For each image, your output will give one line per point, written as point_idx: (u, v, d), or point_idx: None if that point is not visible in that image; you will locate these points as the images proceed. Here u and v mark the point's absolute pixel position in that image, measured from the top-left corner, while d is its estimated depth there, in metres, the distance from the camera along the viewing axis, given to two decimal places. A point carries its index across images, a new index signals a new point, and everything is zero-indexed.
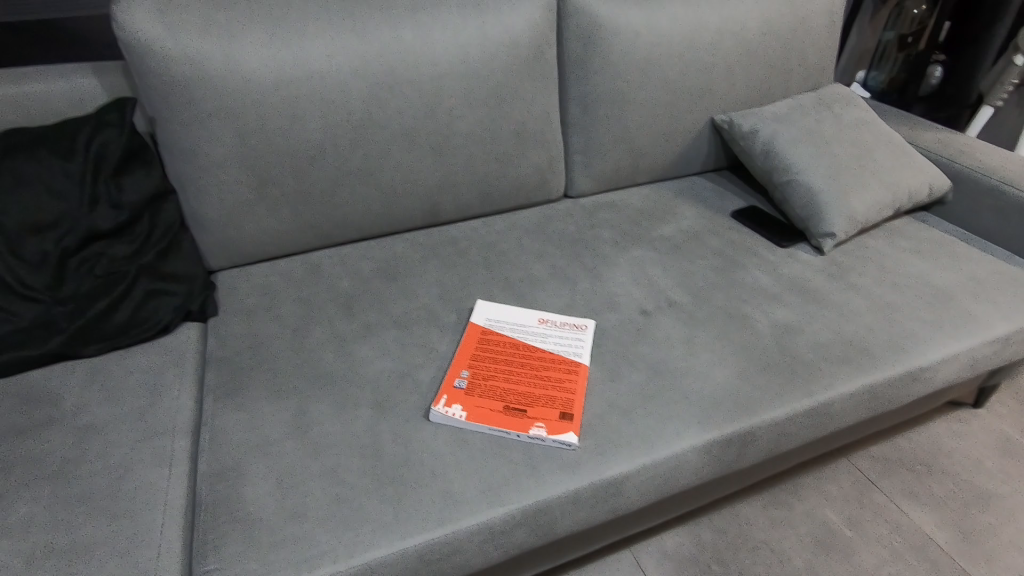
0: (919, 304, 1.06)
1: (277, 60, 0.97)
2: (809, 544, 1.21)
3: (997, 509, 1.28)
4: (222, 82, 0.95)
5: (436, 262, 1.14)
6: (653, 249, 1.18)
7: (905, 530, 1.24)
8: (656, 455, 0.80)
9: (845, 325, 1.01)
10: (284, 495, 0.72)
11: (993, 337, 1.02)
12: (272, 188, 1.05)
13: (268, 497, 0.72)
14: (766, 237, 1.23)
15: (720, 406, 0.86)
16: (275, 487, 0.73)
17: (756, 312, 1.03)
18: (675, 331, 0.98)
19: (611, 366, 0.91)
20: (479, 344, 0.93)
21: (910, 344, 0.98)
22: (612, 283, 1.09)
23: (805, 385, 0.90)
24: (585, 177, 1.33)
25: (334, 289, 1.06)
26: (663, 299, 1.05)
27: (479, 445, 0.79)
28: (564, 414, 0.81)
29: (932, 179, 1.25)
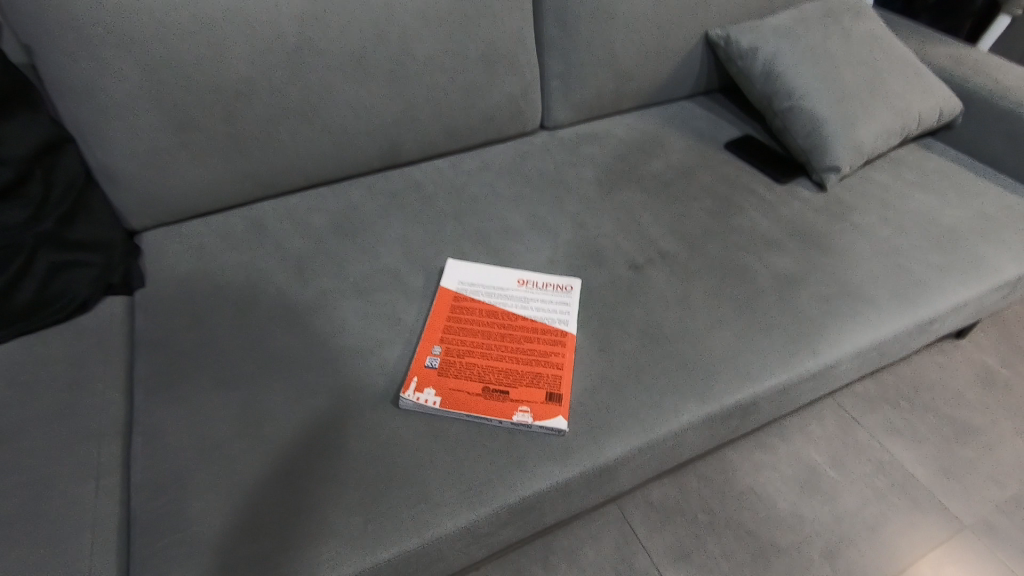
0: (927, 247, 0.98)
1: None
2: (794, 487, 1.21)
3: (976, 443, 1.29)
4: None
5: (398, 213, 1.00)
6: (642, 190, 1.06)
7: (887, 468, 1.25)
8: (652, 434, 0.73)
9: (851, 273, 0.92)
10: (236, 508, 0.63)
11: (1003, 281, 0.95)
12: (195, 134, 0.88)
13: (218, 511, 0.63)
14: (764, 172, 1.12)
15: (720, 374, 0.79)
16: (225, 498, 0.64)
17: (756, 262, 0.93)
18: (670, 287, 0.88)
19: (600, 333, 0.81)
20: (450, 313, 0.83)
21: (919, 292, 0.91)
22: (597, 232, 0.97)
23: (811, 346, 0.83)
24: (564, 106, 1.17)
25: (282, 250, 0.92)
26: (655, 249, 0.94)
27: (456, 436, 0.70)
28: (550, 396, 0.72)
29: (945, 103, 1.14)
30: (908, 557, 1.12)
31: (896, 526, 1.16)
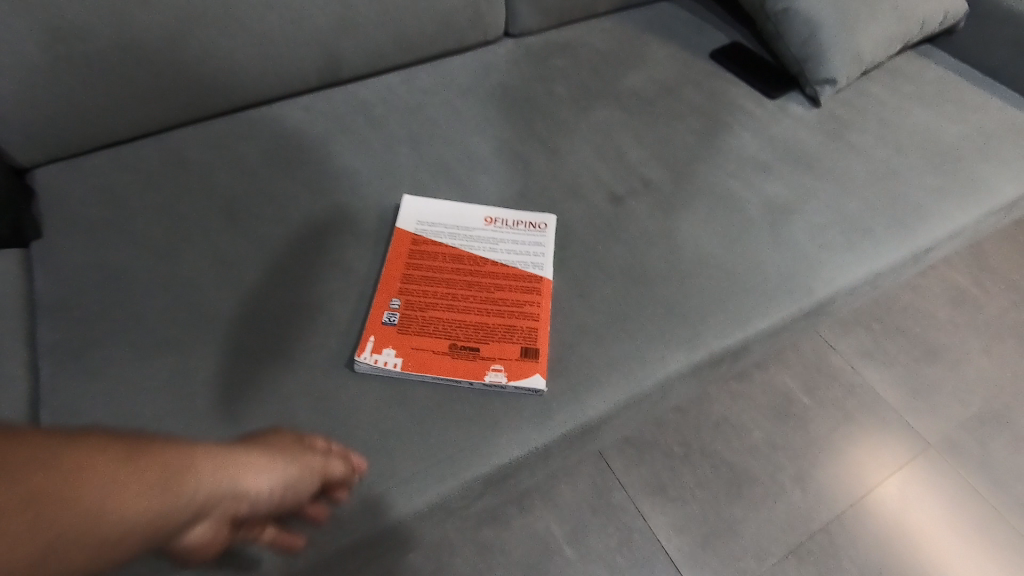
0: (925, 169, 0.91)
1: None
2: (768, 415, 1.21)
3: (944, 363, 1.30)
4: None
5: (343, 140, 0.87)
6: (619, 110, 0.95)
7: (858, 391, 1.25)
8: (636, 387, 0.67)
9: (846, 199, 0.85)
10: None
11: (1001, 204, 0.89)
12: (80, 44, 0.72)
13: None
14: (753, 86, 1.01)
15: (709, 317, 0.72)
16: None
17: (745, 190, 0.85)
18: (652, 222, 0.80)
19: (579, 278, 0.74)
20: (409, 260, 0.73)
21: (916, 219, 0.85)
22: (571, 160, 0.88)
23: (805, 282, 0.77)
24: (531, 9, 1.02)
25: (208, 188, 0.79)
26: (637, 179, 0.86)
27: (422, 402, 0.62)
28: (526, 352, 0.66)
29: (951, 4, 1.03)
30: (875, 477, 1.14)
31: (864, 448, 1.18)
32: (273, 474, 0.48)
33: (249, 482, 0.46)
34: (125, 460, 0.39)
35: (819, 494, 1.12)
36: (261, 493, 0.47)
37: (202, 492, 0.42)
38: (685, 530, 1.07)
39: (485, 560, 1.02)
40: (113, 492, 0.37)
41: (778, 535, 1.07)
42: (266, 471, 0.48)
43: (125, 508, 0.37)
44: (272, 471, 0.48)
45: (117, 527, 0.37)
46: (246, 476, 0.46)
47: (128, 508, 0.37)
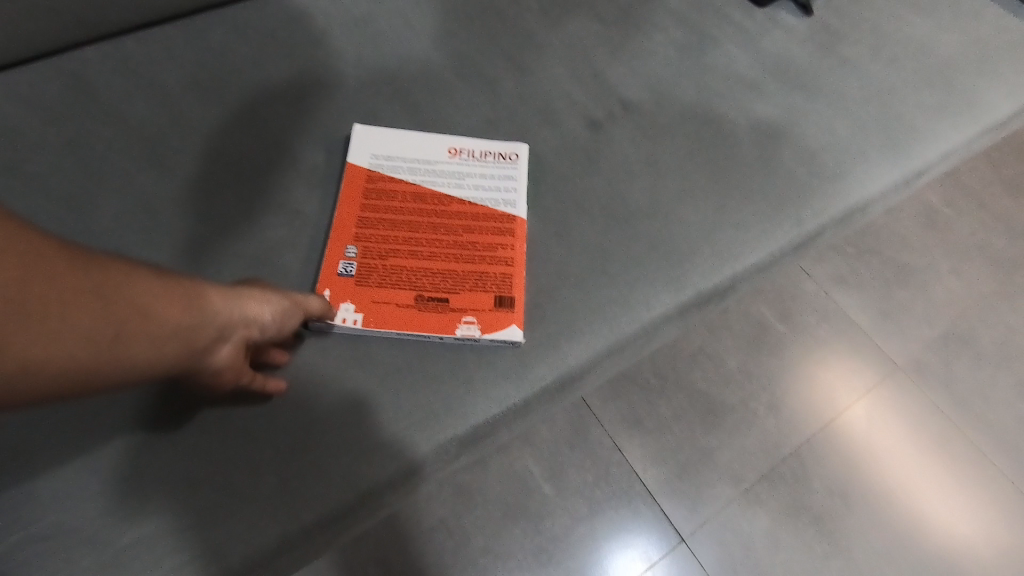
0: (919, 84, 0.85)
1: None
2: (742, 344, 1.20)
3: (915, 286, 1.30)
4: None
5: (281, 62, 0.77)
6: (595, 20, 0.85)
7: (832, 317, 1.25)
8: (621, 334, 0.63)
9: (838, 120, 0.80)
10: (126, 464, 0.54)
11: (997, 122, 0.84)
12: None
13: (99, 470, 0.53)
14: None
15: (695, 254, 0.68)
16: (108, 456, 0.54)
17: (732, 111, 0.78)
18: (633, 150, 0.74)
19: (555, 215, 0.69)
20: (366, 202, 0.68)
21: (909, 141, 0.79)
22: (544, 80, 0.79)
23: (796, 213, 0.72)
24: None
25: (126, 127, 0.71)
26: (615, 101, 0.78)
27: (388, 360, 0.60)
28: (499, 302, 0.63)
29: None
30: (844, 401, 1.16)
31: (835, 373, 1.19)
32: (268, 302, 0.52)
33: (252, 309, 0.50)
34: (149, 276, 0.43)
35: (791, 420, 1.13)
36: (263, 320, 0.51)
37: (218, 313, 0.46)
38: (661, 462, 1.07)
39: (463, 502, 1.01)
40: (148, 298, 0.41)
41: (751, 461, 1.09)
42: (263, 302, 0.52)
43: (161, 311, 0.41)
44: (267, 300, 0.52)
45: (159, 327, 0.41)
46: (249, 304, 0.50)
47: (165, 312, 0.42)
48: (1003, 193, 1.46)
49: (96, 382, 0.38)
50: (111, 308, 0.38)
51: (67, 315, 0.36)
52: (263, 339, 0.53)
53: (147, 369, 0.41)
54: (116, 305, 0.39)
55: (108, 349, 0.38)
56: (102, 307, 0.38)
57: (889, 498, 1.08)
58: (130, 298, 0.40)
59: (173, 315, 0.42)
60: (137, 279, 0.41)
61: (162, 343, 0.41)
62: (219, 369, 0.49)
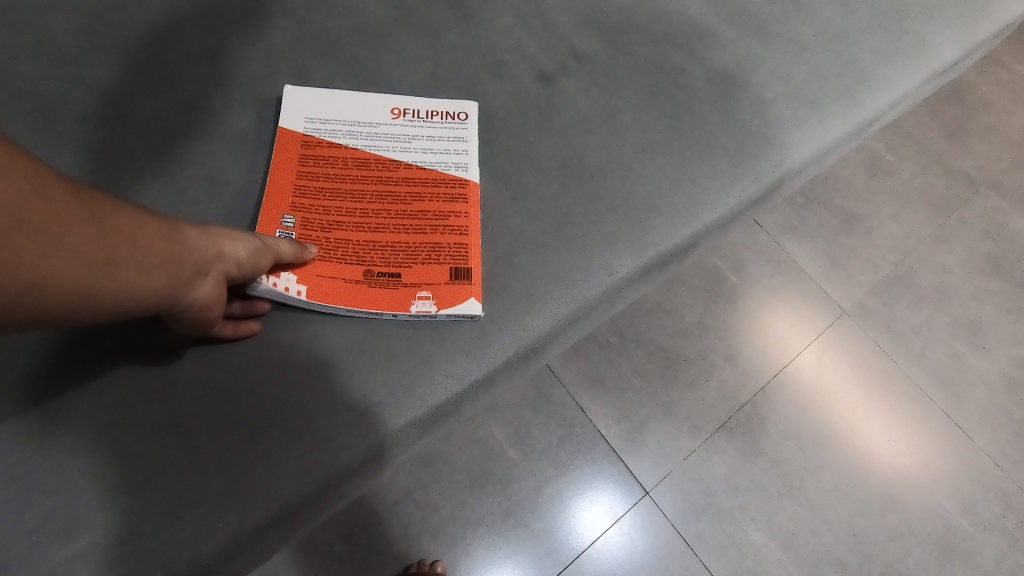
0: (870, 28, 0.83)
1: None
2: (699, 297, 1.21)
3: (859, 231, 1.34)
4: None
5: (193, 13, 0.68)
6: None
7: (783, 266, 1.27)
8: (583, 299, 0.61)
9: (793, 66, 0.78)
10: (55, 472, 0.49)
11: (943, 65, 0.84)
12: None
13: (24, 481, 0.49)
14: None
15: (656, 213, 0.66)
16: (33, 466, 0.49)
17: (686, 58, 0.75)
18: (588, 103, 0.70)
19: (509, 177, 0.65)
20: (302, 172, 0.62)
21: (862, 87, 0.79)
22: (489, 28, 0.73)
23: (754, 166, 0.70)
24: None
25: (17, 93, 0.62)
26: (567, 52, 0.73)
27: (340, 341, 0.56)
28: (455, 275, 0.60)
29: None
30: (797, 348, 1.20)
31: (787, 320, 1.22)
32: (243, 239, 0.51)
33: (226, 245, 0.49)
34: (125, 208, 0.42)
35: (747, 368, 1.16)
36: (240, 257, 0.50)
37: (195, 248, 0.46)
38: (624, 419, 1.09)
39: (428, 473, 1.00)
40: (132, 226, 0.41)
41: (710, 411, 1.11)
42: (239, 238, 0.50)
43: (143, 241, 0.41)
44: (242, 236, 0.51)
45: (143, 256, 0.41)
46: (223, 240, 0.49)
47: (145, 244, 0.41)
48: (939, 137, 1.50)
49: (94, 307, 0.39)
50: (98, 232, 0.39)
51: (66, 234, 0.36)
52: (240, 279, 0.52)
53: (138, 296, 0.41)
54: (105, 230, 0.39)
55: (102, 273, 0.38)
56: (95, 230, 0.38)
57: (839, 438, 1.13)
58: (115, 224, 0.40)
59: (156, 244, 0.42)
60: (117, 209, 0.41)
61: (150, 271, 0.42)
62: (200, 308, 0.48)
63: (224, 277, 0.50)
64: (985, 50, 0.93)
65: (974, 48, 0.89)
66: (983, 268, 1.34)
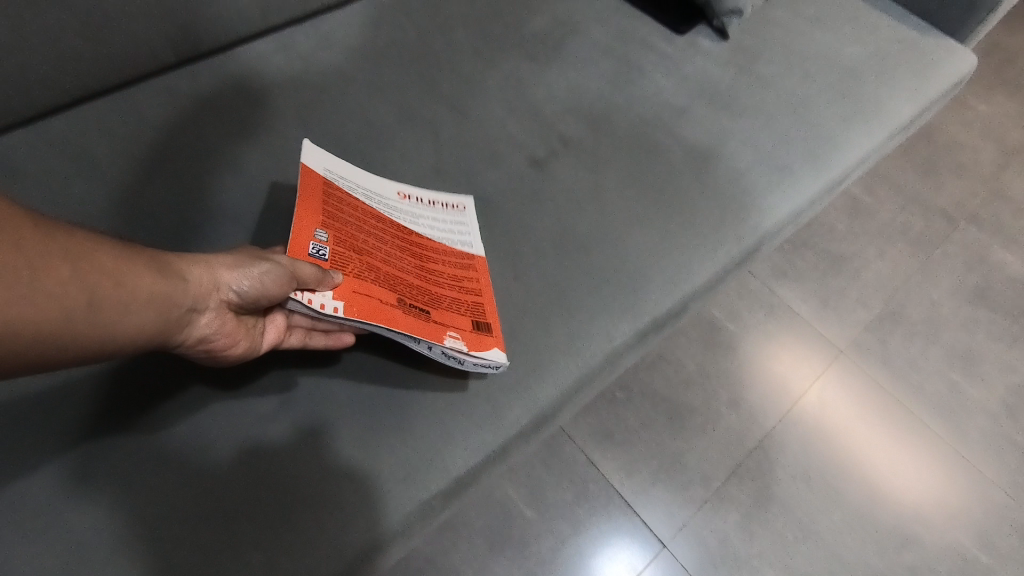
0: (830, 94, 0.92)
1: None
2: (699, 347, 1.25)
3: (847, 272, 1.39)
4: None
5: (219, 126, 0.76)
6: (527, 58, 0.88)
7: (777, 310, 1.32)
8: (586, 366, 0.66)
9: (762, 135, 0.85)
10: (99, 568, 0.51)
11: (901, 124, 0.92)
12: None
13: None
14: (660, 21, 0.97)
15: (647, 280, 0.71)
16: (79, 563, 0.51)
17: (664, 135, 0.83)
18: (578, 183, 0.77)
19: (512, 256, 0.71)
20: (329, 209, 0.65)
21: (828, 150, 0.86)
22: (484, 120, 0.81)
23: (734, 229, 0.77)
24: None
25: (61, 209, 0.68)
26: (556, 137, 0.81)
27: (366, 418, 0.60)
28: (476, 325, 0.64)
29: None
30: (799, 389, 1.23)
31: (786, 363, 1.26)
32: (246, 267, 0.54)
33: (221, 278, 0.53)
34: (114, 249, 0.46)
35: (752, 413, 1.19)
36: (238, 285, 0.53)
37: (183, 283, 0.50)
38: (636, 472, 1.11)
39: (448, 540, 1.01)
40: (117, 266, 0.45)
41: (720, 459, 1.14)
42: (240, 267, 0.54)
43: (128, 281, 0.45)
44: (243, 266, 0.54)
45: (126, 296, 0.45)
46: (216, 273, 0.53)
47: (131, 283, 0.45)
48: (914, 177, 1.58)
49: (77, 349, 0.43)
50: (83, 276, 0.43)
51: (45, 278, 0.40)
52: (247, 305, 0.55)
53: (122, 337, 0.45)
54: (88, 272, 0.43)
55: (89, 314, 0.43)
56: (78, 273, 0.42)
57: (849, 478, 1.15)
58: (100, 266, 0.44)
59: (141, 283, 0.46)
60: (105, 250, 0.45)
61: (132, 311, 0.45)
62: (199, 339, 0.52)
63: (224, 305, 0.54)
64: (938, 105, 1.01)
65: (928, 105, 0.97)
66: (970, 299, 1.39)
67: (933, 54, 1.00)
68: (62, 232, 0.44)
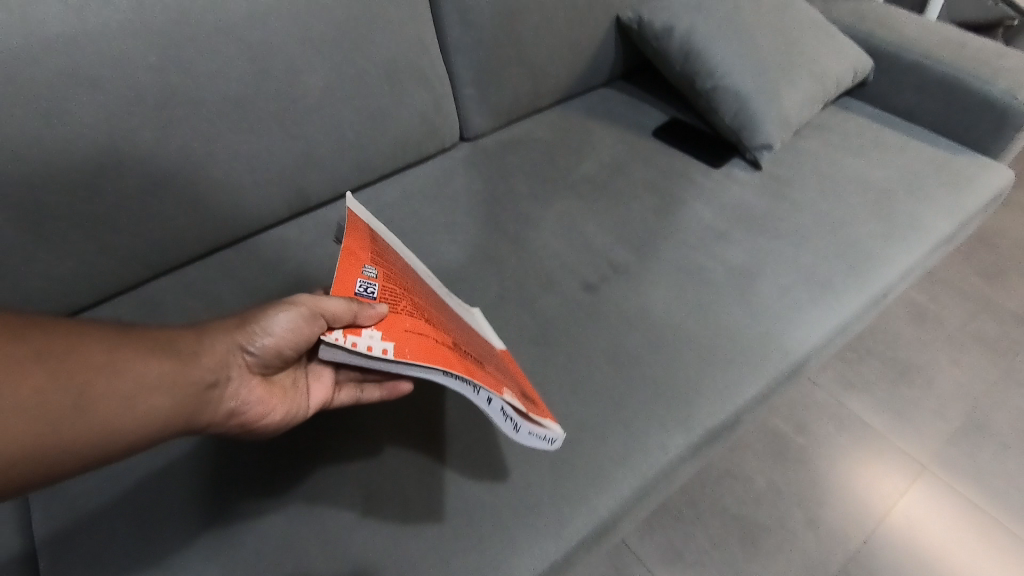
0: (866, 214, 0.98)
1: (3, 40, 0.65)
2: (767, 461, 1.23)
3: (921, 381, 1.35)
4: None
5: (320, 266, 0.91)
6: (579, 196, 1.01)
7: (847, 422, 1.29)
8: (642, 477, 0.70)
9: (801, 255, 0.91)
10: None
11: (939, 239, 0.97)
12: (54, 224, 0.76)
13: None
14: (697, 157, 1.09)
15: (698, 394, 0.76)
16: None
17: (707, 258, 0.91)
18: (629, 304, 0.85)
19: (569, 372, 0.77)
20: (380, 255, 0.69)
21: (868, 266, 0.91)
22: (542, 251, 0.93)
23: (780, 344, 0.81)
24: (481, 113, 1.10)
25: None
26: (606, 264, 0.90)
27: (439, 526, 0.65)
28: (525, 395, 0.61)
29: (858, 61, 1.14)
30: (882, 508, 1.16)
31: (865, 479, 1.20)
32: (257, 330, 0.60)
33: (233, 344, 0.59)
34: (113, 336, 0.52)
35: (832, 534, 1.13)
36: (251, 346, 0.60)
37: (191, 355, 0.55)
38: None
39: None
40: (108, 359, 0.50)
41: None
42: (247, 329, 0.60)
43: (128, 364, 0.51)
44: (253, 329, 0.60)
45: (128, 378, 0.50)
46: (222, 341, 0.59)
47: (132, 366, 0.51)
48: (980, 282, 1.56)
49: (80, 449, 0.47)
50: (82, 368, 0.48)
51: (26, 387, 0.45)
52: (268, 363, 0.61)
53: (124, 429, 0.49)
54: (78, 371, 0.48)
55: (92, 404, 0.48)
56: (62, 376, 0.47)
57: None
58: (87, 364, 0.49)
59: (138, 369, 0.51)
60: (93, 344, 0.50)
61: (131, 400, 0.50)
62: (230, 410, 0.59)
63: (241, 368, 0.60)
64: (977, 219, 1.06)
65: (966, 219, 1.01)
66: None
67: (965, 171, 1.06)
68: (51, 332, 0.48)
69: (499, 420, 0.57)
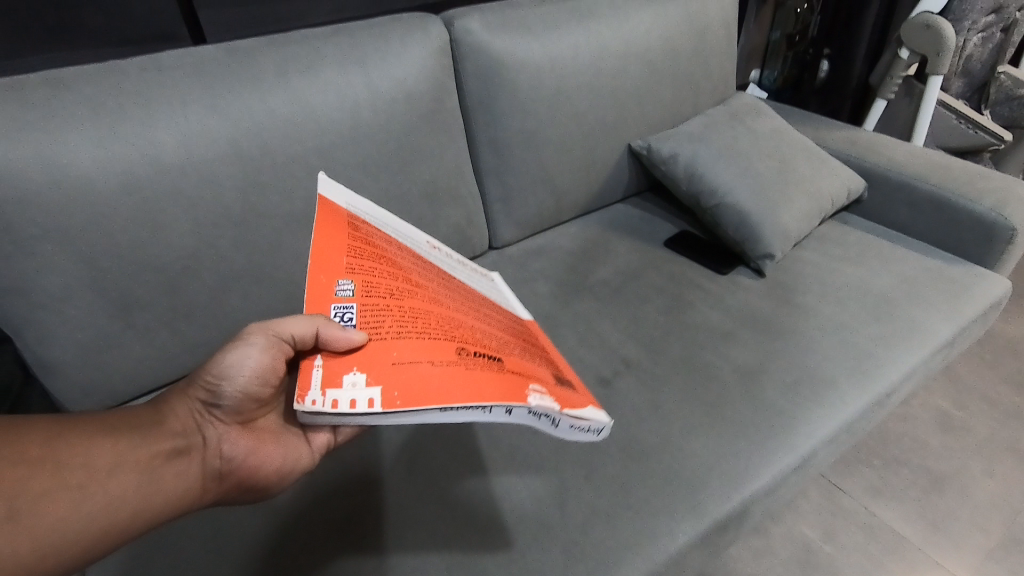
0: (866, 318, 1.04)
1: (127, 165, 0.82)
2: (795, 572, 1.19)
3: (952, 491, 1.32)
4: (70, 202, 0.79)
5: None
6: (596, 298, 1.11)
7: (877, 531, 1.25)
8: (650, 563, 0.72)
9: (805, 355, 0.97)
10: None
11: (939, 343, 1.01)
12: (139, 313, 0.88)
13: None
14: (705, 265, 1.19)
15: (705, 484, 0.79)
16: None
17: (715, 356, 0.97)
18: (641, 397, 0.91)
19: (583, 459, 0.83)
20: (356, 266, 0.68)
21: (870, 367, 0.96)
22: (560, 347, 1.01)
23: (786, 440, 0.85)
24: (508, 225, 1.24)
25: None
26: (620, 360, 0.98)
27: None
28: (556, 389, 0.61)
29: (850, 182, 1.26)
30: None
31: None
32: (218, 383, 0.63)
33: (193, 405, 0.64)
34: (81, 423, 0.55)
35: None
36: (218, 403, 0.64)
37: (158, 427, 0.60)
38: None
39: None
40: (65, 449, 0.52)
41: None
42: (202, 386, 0.64)
43: (100, 443, 0.54)
44: (214, 384, 0.63)
45: (103, 456, 0.54)
46: (184, 405, 0.63)
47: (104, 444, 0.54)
48: (1006, 390, 1.55)
49: (75, 540, 0.49)
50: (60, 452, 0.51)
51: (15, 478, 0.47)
52: (239, 414, 0.65)
53: (115, 510, 0.52)
54: (58, 455, 0.51)
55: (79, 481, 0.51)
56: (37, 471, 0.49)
57: None
58: (52, 455, 0.51)
59: (97, 450, 0.53)
60: (48, 434, 0.52)
61: (96, 484, 0.52)
62: (216, 468, 0.63)
63: (215, 425, 0.64)
64: (978, 326, 1.10)
65: (966, 325, 1.06)
66: None
67: (961, 280, 1.12)
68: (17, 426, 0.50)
69: (538, 423, 0.56)
